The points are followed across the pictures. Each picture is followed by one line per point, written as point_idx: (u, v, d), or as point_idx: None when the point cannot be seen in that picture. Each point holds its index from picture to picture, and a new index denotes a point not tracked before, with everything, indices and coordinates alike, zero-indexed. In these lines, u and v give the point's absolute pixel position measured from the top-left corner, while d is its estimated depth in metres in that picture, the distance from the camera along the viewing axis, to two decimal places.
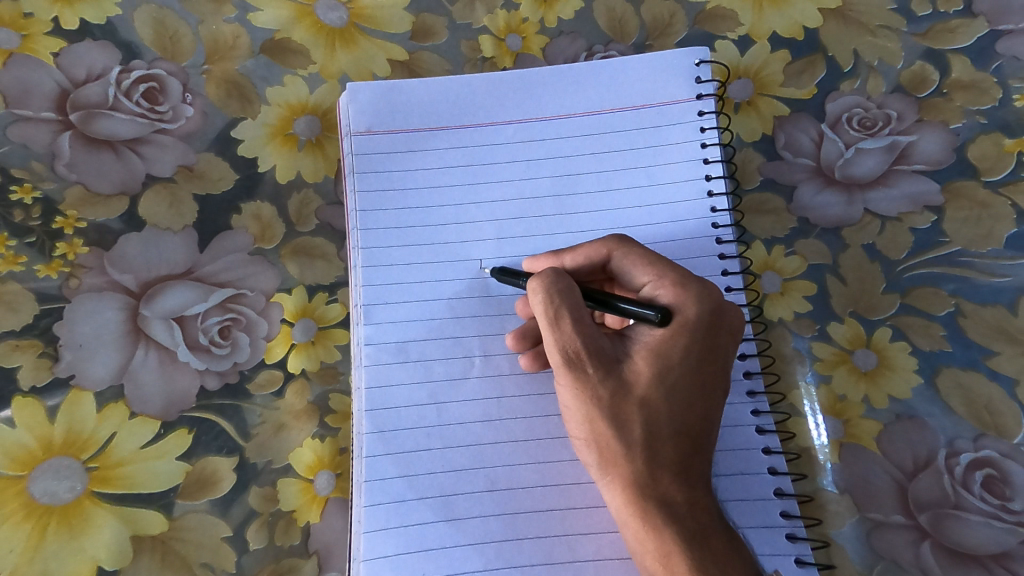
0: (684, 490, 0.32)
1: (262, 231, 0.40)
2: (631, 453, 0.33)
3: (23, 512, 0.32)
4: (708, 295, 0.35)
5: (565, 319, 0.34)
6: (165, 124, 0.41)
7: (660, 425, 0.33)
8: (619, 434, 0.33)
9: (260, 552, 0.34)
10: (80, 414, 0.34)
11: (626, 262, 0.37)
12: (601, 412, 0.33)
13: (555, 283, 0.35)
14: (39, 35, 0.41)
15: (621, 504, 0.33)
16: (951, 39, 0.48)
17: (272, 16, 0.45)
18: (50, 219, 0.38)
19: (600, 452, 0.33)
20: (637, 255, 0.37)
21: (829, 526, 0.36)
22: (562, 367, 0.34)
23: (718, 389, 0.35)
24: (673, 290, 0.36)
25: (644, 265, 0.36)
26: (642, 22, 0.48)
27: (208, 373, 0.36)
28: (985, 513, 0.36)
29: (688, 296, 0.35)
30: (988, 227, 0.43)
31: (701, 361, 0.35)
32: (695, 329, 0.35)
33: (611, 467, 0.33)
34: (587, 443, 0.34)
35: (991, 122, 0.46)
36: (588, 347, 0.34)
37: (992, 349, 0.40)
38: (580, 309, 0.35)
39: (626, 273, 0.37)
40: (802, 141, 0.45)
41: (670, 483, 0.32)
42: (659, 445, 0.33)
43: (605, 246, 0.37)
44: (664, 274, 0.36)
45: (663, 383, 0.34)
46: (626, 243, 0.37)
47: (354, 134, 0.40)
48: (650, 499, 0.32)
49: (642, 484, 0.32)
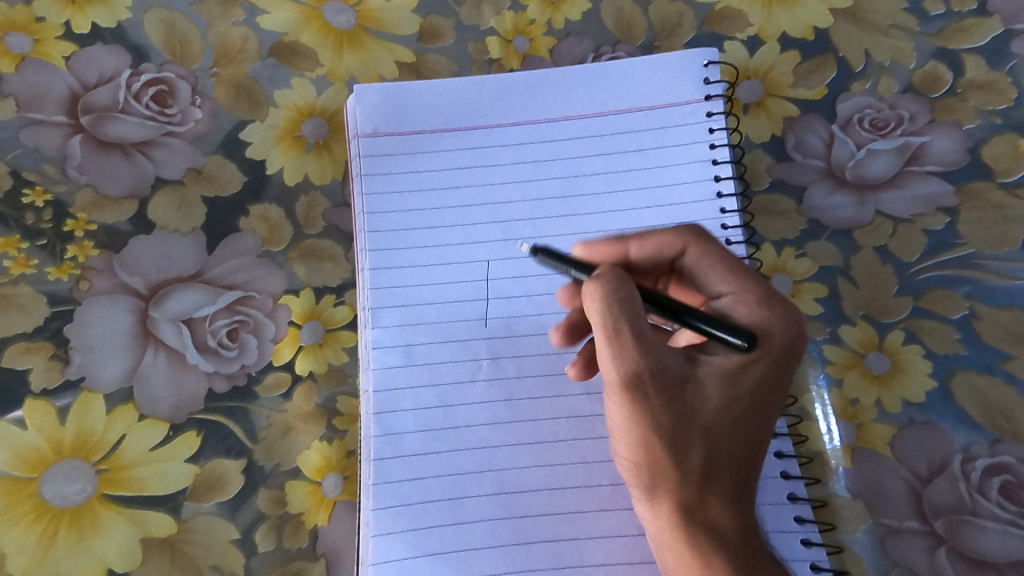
0: (737, 521, 0.32)
1: (270, 233, 0.40)
2: (687, 479, 0.32)
3: (34, 513, 0.32)
4: (791, 323, 0.34)
5: (627, 334, 0.32)
6: (175, 126, 0.41)
7: (721, 453, 0.32)
8: (677, 458, 0.32)
9: (268, 554, 0.34)
10: (90, 416, 0.34)
11: (702, 263, 0.36)
12: (661, 434, 0.32)
13: (618, 292, 0.33)
14: (50, 39, 0.41)
15: (666, 527, 0.32)
16: (964, 38, 0.48)
17: (280, 19, 0.45)
18: (61, 222, 0.38)
19: (652, 474, 0.32)
20: (716, 259, 0.36)
21: (841, 532, 0.35)
22: (620, 383, 0.32)
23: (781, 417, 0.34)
24: (753, 311, 0.34)
25: (725, 274, 0.36)
26: (650, 23, 0.48)
27: (216, 375, 0.37)
28: (1001, 520, 0.35)
29: (770, 320, 0.34)
30: (1003, 229, 0.42)
31: (771, 389, 0.33)
32: (771, 357, 0.34)
33: (661, 490, 0.32)
34: (634, 461, 0.33)
35: (1006, 123, 0.45)
36: (653, 366, 0.32)
37: (1008, 353, 0.39)
38: (642, 325, 0.33)
39: (701, 274, 0.36)
40: (812, 142, 0.45)
41: (723, 512, 0.32)
42: (718, 472, 0.32)
43: (681, 238, 0.37)
44: (743, 291, 0.35)
45: (730, 410, 0.32)
46: (703, 239, 0.36)
47: (361, 136, 0.40)
48: (700, 524, 0.32)
49: (691, 508, 0.32)
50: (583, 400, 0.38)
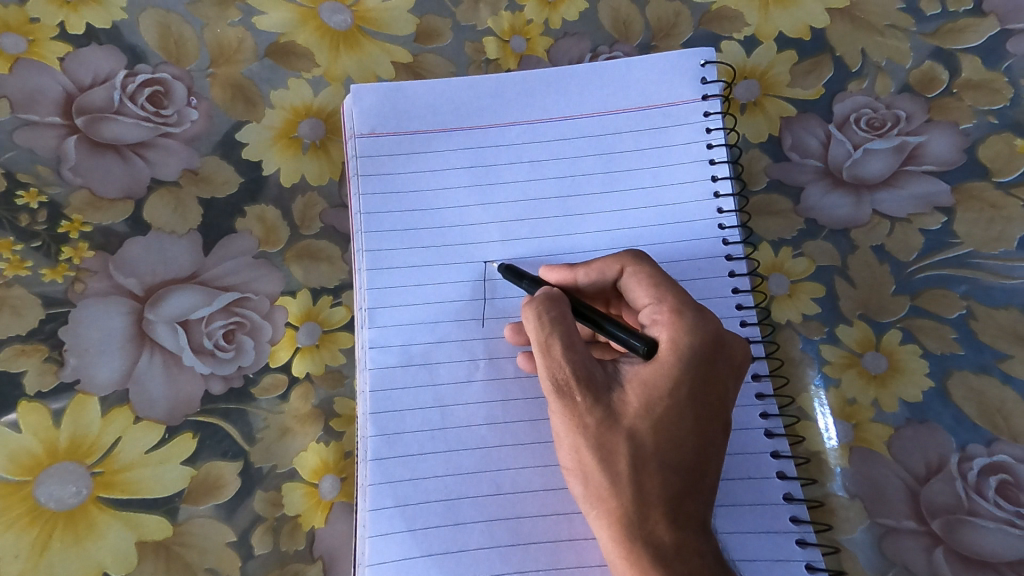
0: (672, 531, 0.31)
1: (266, 234, 0.40)
2: (618, 487, 0.32)
3: (28, 517, 0.32)
4: (704, 327, 0.34)
5: (555, 347, 0.34)
6: (170, 128, 0.41)
7: (646, 458, 0.32)
8: (606, 469, 0.32)
9: (266, 557, 0.34)
10: (85, 418, 0.34)
11: (633, 281, 0.36)
12: (587, 441, 0.33)
13: (548, 311, 0.35)
14: (45, 40, 0.41)
15: (610, 542, 0.32)
16: (961, 38, 0.48)
17: (276, 19, 0.45)
18: (56, 223, 0.38)
19: (587, 484, 0.33)
20: (646, 274, 0.36)
21: (839, 532, 0.35)
22: (552, 394, 0.33)
23: (715, 424, 0.33)
24: (669, 318, 0.35)
25: (648, 287, 0.36)
26: (647, 23, 0.48)
27: (212, 377, 0.36)
28: (999, 519, 0.35)
29: (682, 325, 0.34)
30: (1000, 229, 0.43)
31: (694, 392, 0.33)
32: (686, 362, 0.33)
33: (597, 501, 0.32)
34: (575, 473, 0.33)
35: (1002, 122, 0.45)
36: (579, 375, 0.33)
37: (1004, 352, 0.39)
38: (571, 334, 0.34)
39: (630, 292, 0.37)
40: (809, 142, 0.45)
41: (658, 522, 0.31)
42: (646, 480, 0.32)
43: (619, 261, 0.37)
44: (662, 299, 0.35)
45: (651, 415, 0.33)
46: (639, 260, 0.37)
47: (358, 137, 0.40)
48: (637, 538, 0.31)
49: (628, 521, 0.31)
50: None
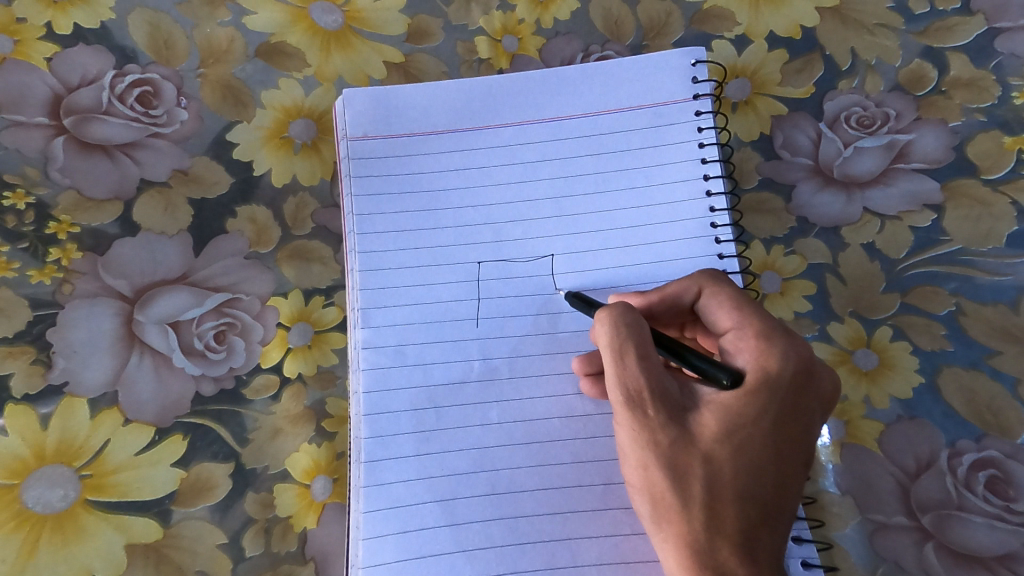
0: (746, 565, 0.30)
1: (257, 235, 0.40)
2: (689, 510, 0.31)
3: (16, 520, 0.32)
4: (794, 355, 0.34)
5: (630, 357, 0.34)
6: (160, 128, 0.41)
7: (722, 485, 0.31)
8: (676, 489, 0.32)
9: (257, 558, 0.34)
10: (73, 421, 0.34)
11: (713, 304, 0.36)
12: (658, 459, 0.32)
13: (624, 317, 0.34)
14: (32, 40, 0.41)
15: (676, 567, 0.31)
16: (949, 36, 0.48)
17: (266, 19, 0.45)
18: (44, 224, 0.38)
19: (655, 503, 0.32)
20: (727, 296, 0.35)
21: (830, 528, 0.35)
22: (621, 406, 0.33)
23: (797, 456, 0.33)
24: (754, 344, 0.34)
25: (731, 310, 0.35)
26: (639, 23, 0.48)
27: (203, 378, 0.36)
28: (988, 514, 0.35)
29: (770, 352, 0.34)
30: (989, 225, 0.43)
31: (777, 421, 0.33)
32: (772, 389, 0.33)
33: (665, 523, 0.32)
34: (643, 491, 0.33)
35: (991, 120, 0.46)
36: (654, 388, 0.33)
37: (993, 348, 0.40)
38: (646, 347, 0.34)
39: (710, 315, 0.36)
40: (801, 140, 0.45)
41: (730, 554, 0.30)
42: (720, 507, 0.31)
43: (696, 282, 0.36)
44: (747, 325, 0.35)
45: (730, 441, 0.32)
46: (717, 281, 0.36)
47: (350, 139, 0.40)
48: (706, 566, 0.30)
49: (698, 547, 0.31)
50: (574, 399, 0.38)
